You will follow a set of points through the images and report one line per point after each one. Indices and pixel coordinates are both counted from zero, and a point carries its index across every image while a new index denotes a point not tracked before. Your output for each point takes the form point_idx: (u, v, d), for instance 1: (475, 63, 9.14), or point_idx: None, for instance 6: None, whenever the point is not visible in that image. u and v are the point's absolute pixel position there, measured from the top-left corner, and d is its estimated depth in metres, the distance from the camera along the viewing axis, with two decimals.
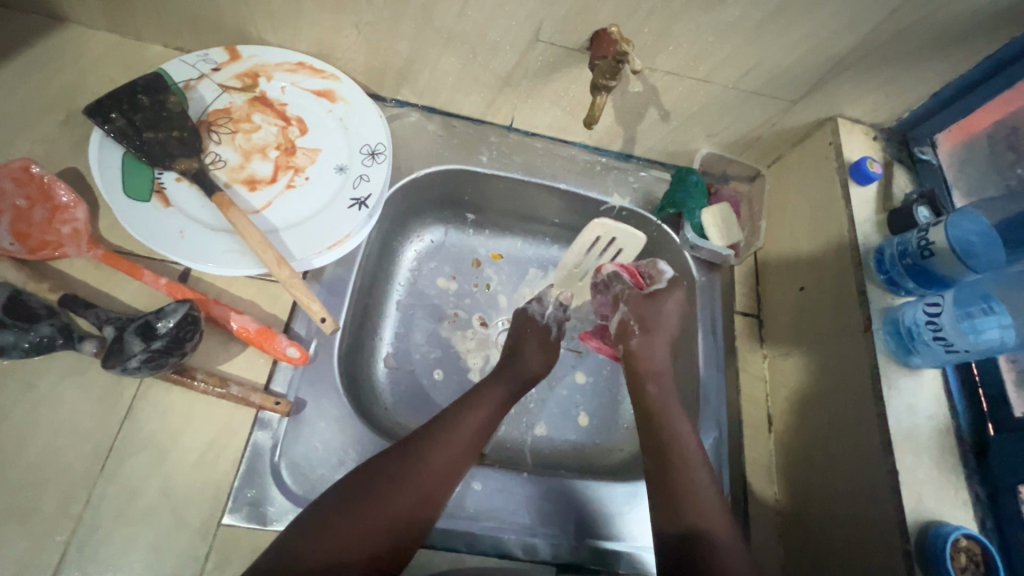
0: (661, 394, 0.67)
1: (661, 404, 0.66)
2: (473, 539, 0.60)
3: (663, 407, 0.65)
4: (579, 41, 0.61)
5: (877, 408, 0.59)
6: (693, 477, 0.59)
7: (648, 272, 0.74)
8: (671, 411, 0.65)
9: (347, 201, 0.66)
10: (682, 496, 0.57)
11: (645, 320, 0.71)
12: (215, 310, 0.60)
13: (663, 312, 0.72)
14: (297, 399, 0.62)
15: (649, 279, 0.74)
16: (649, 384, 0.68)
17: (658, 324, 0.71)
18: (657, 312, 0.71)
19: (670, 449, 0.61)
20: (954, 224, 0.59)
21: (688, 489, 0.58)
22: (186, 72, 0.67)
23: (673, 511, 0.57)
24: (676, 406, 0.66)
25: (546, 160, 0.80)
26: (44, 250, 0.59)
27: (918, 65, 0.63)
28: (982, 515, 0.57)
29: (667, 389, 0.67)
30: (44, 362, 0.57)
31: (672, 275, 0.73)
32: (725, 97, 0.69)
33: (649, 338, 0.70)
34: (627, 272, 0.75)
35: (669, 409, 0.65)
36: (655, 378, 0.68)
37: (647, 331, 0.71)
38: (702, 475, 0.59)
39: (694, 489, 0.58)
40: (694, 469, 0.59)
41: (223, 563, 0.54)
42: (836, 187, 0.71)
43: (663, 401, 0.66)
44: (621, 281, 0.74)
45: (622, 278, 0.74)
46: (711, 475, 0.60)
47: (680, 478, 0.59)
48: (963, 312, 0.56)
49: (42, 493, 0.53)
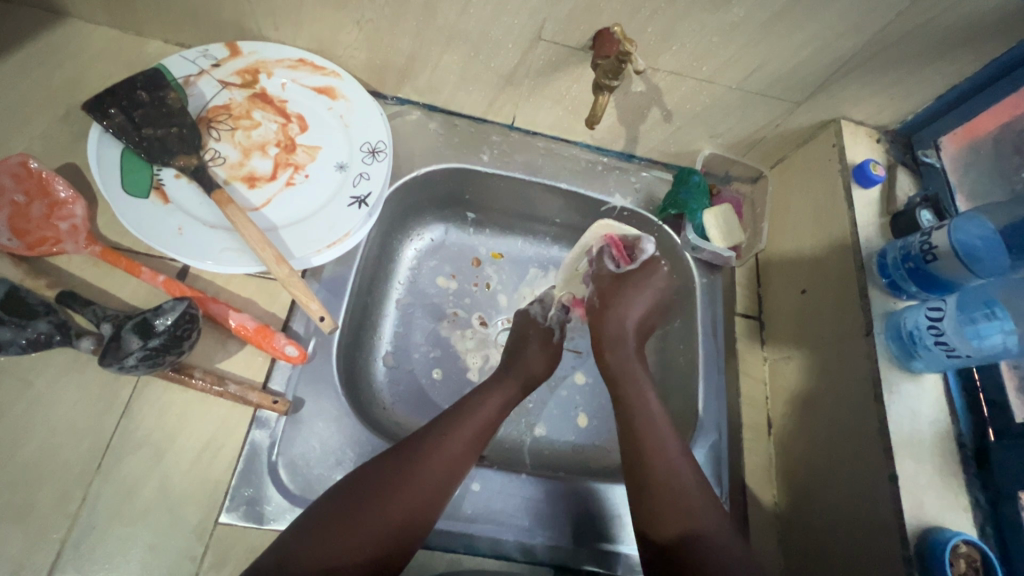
0: (620, 361, 0.68)
1: (618, 370, 0.67)
2: (471, 540, 0.60)
3: (628, 376, 0.66)
4: (582, 40, 0.61)
5: (878, 413, 0.58)
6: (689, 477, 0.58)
7: (631, 244, 0.76)
8: (632, 379, 0.66)
9: (347, 199, 0.66)
10: (665, 499, 0.56)
11: (608, 297, 0.73)
12: (213, 308, 0.60)
13: (632, 282, 0.73)
14: (295, 399, 0.61)
15: (635, 254, 0.76)
16: (606, 351, 0.69)
17: (620, 302, 0.72)
18: (630, 285, 0.72)
19: (648, 447, 0.60)
20: (959, 227, 0.59)
21: (672, 484, 0.57)
22: (185, 68, 0.66)
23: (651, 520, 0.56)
24: (638, 370, 0.67)
25: (548, 159, 0.80)
26: (42, 246, 0.58)
27: (923, 67, 0.62)
28: (982, 522, 0.57)
29: (628, 355, 0.68)
30: (41, 359, 0.57)
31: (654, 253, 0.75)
32: (729, 97, 0.68)
33: (619, 308, 0.71)
34: (614, 246, 0.76)
35: (631, 374, 0.67)
36: (615, 346, 0.69)
37: (611, 302, 0.72)
38: (682, 462, 0.59)
39: (679, 475, 0.58)
40: (672, 461, 0.59)
41: (220, 563, 0.54)
42: (840, 189, 0.70)
43: (622, 366, 0.68)
44: (610, 257, 0.76)
45: (609, 253, 0.76)
46: (694, 481, 0.58)
47: (659, 476, 0.58)
48: (966, 317, 0.55)
49: (39, 490, 0.53)
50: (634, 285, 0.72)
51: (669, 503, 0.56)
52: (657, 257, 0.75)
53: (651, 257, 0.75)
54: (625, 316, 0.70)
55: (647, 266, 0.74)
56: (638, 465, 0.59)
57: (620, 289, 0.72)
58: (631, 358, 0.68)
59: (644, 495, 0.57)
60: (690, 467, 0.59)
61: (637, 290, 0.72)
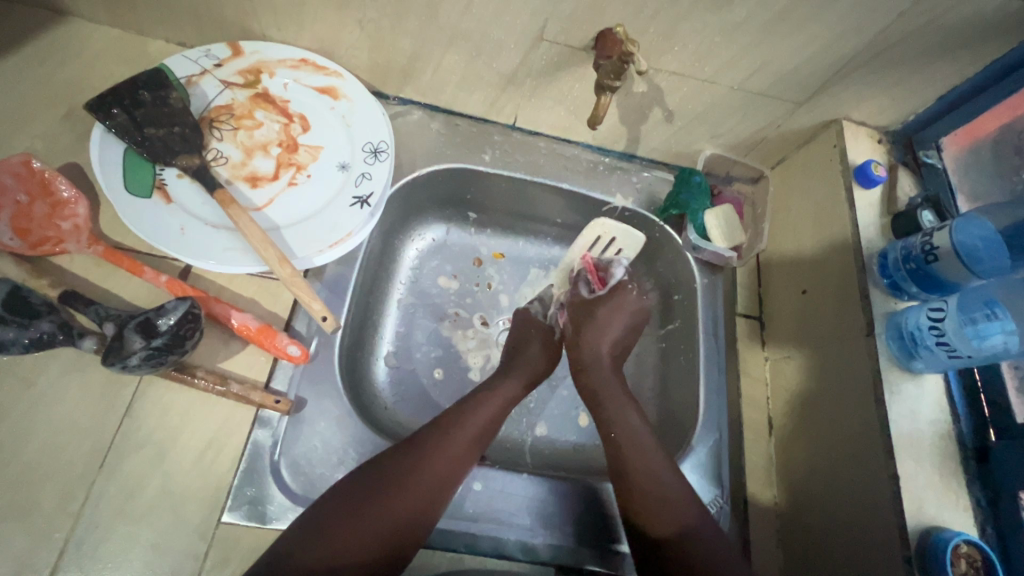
0: (597, 381, 0.68)
1: (595, 390, 0.68)
2: (472, 539, 0.60)
3: (605, 394, 0.67)
4: (584, 40, 0.61)
5: (879, 414, 0.59)
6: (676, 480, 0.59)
7: (604, 268, 0.78)
8: (610, 394, 0.67)
9: (349, 199, 0.66)
10: (657, 506, 0.56)
11: (580, 322, 0.74)
12: (215, 307, 0.60)
13: (602, 308, 0.74)
14: (297, 398, 0.62)
15: (606, 277, 0.77)
16: (582, 375, 0.70)
17: (595, 324, 0.73)
18: (602, 310, 0.74)
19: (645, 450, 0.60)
20: (959, 228, 0.59)
21: (660, 496, 0.57)
22: (188, 68, 0.66)
23: (645, 517, 0.56)
24: (615, 388, 0.67)
25: (549, 159, 0.80)
26: (45, 245, 0.59)
27: (924, 68, 0.63)
28: (982, 521, 0.57)
29: (605, 375, 0.69)
30: (44, 359, 0.57)
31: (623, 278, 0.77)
32: (730, 98, 0.68)
33: (593, 332, 0.72)
34: (589, 270, 0.78)
35: (610, 395, 0.66)
36: (589, 368, 0.70)
37: (585, 327, 0.73)
38: (666, 471, 0.59)
39: (662, 486, 0.58)
40: (658, 464, 0.59)
41: (223, 562, 0.54)
42: (841, 189, 0.71)
43: (598, 387, 0.68)
44: (585, 282, 0.77)
45: (584, 277, 0.78)
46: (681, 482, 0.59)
47: (649, 475, 0.58)
48: (966, 318, 0.56)
49: (42, 490, 0.53)
50: (607, 308, 0.74)
51: (660, 513, 0.56)
52: (625, 281, 0.77)
53: (620, 282, 0.77)
54: (599, 340, 0.71)
55: (616, 291, 0.76)
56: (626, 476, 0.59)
57: (592, 314, 0.74)
58: (608, 379, 0.68)
59: (636, 502, 0.57)
60: (676, 476, 0.59)
61: (609, 313, 0.74)
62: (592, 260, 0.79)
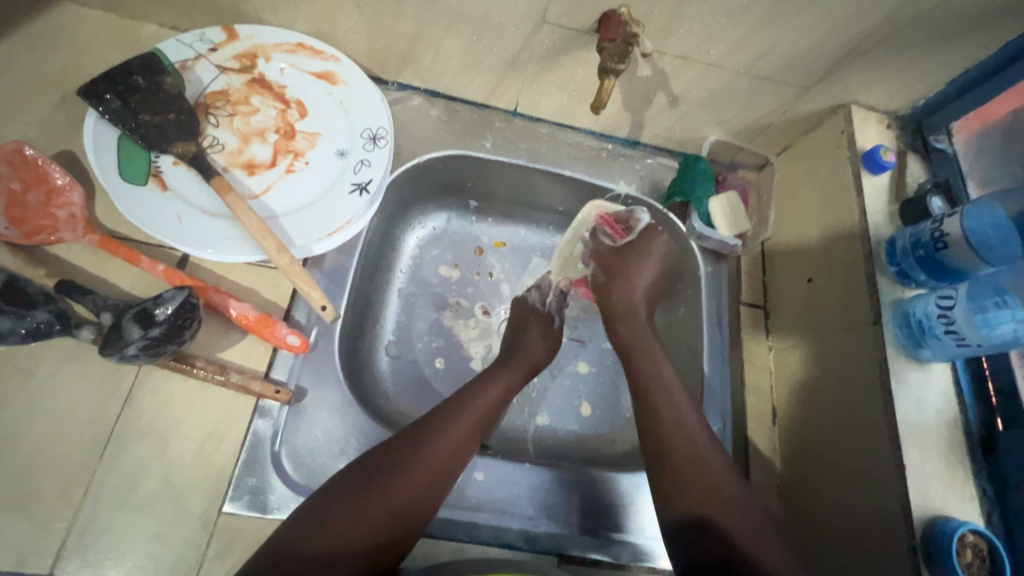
0: (632, 331, 0.70)
1: (630, 341, 0.69)
2: (474, 529, 0.60)
3: (639, 347, 0.68)
4: (587, 23, 0.59)
5: (885, 403, 0.58)
6: (711, 462, 0.57)
7: (624, 218, 0.76)
8: (645, 348, 0.68)
9: (348, 186, 0.65)
10: (675, 485, 0.56)
11: (612, 272, 0.74)
12: (214, 297, 0.59)
13: (632, 254, 0.74)
14: (297, 388, 0.61)
15: (629, 226, 0.76)
16: (619, 325, 0.71)
17: (625, 274, 0.73)
18: (631, 257, 0.74)
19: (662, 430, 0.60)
20: (970, 214, 0.58)
21: (708, 472, 0.56)
22: (182, 52, 0.65)
23: (666, 499, 0.56)
24: (651, 342, 0.69)
25: (551, 146, 0.79)
26: (40, 234, 0.57)
27: (935, 50, 0.61)
28: (989, 510, 0.57)
29: (641, 325, 0.71)
30: (41, 350, 0.56)
31: (649, 220, 0.76)
32: (735, 82, 0.67)
33: (624, 282, 0.73)
34: (605, 224, 0.77)
35: (644, 347, 0.68)
36: (626, 317, 0.71)
37: (616, 278, 0.73)
38: (701, 441, 0.59)
39: (696, 458, 0.57)
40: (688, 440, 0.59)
41: (225, 552, 0.54)
42: (848, 175, 0.69)
43: (635, 336, 0.70)
44: (604, 235, 0.77)
45: (603, 231, 0.77)
46: (719, 458, 0.58)
47: (669, 452, 0.58)
48: (976, 307, 0.54)
49: (43, 480, 0.53)
50: (637, 254, 0.74)
51: (693, 490, 0.55)
52: (654, 225, 0.76)
53: (648, 225, 0.75)
54: (631, 288, 0.73)
55: (646, 233, 0.75)
56: (662, 455, 0.58)
57: (622, 261, 0.74)
58: (641, 328, 0.71)
59: (663, 473, 0.57)
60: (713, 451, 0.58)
61: (643, 257, 0.74)
62: (608, 216, 0.77)
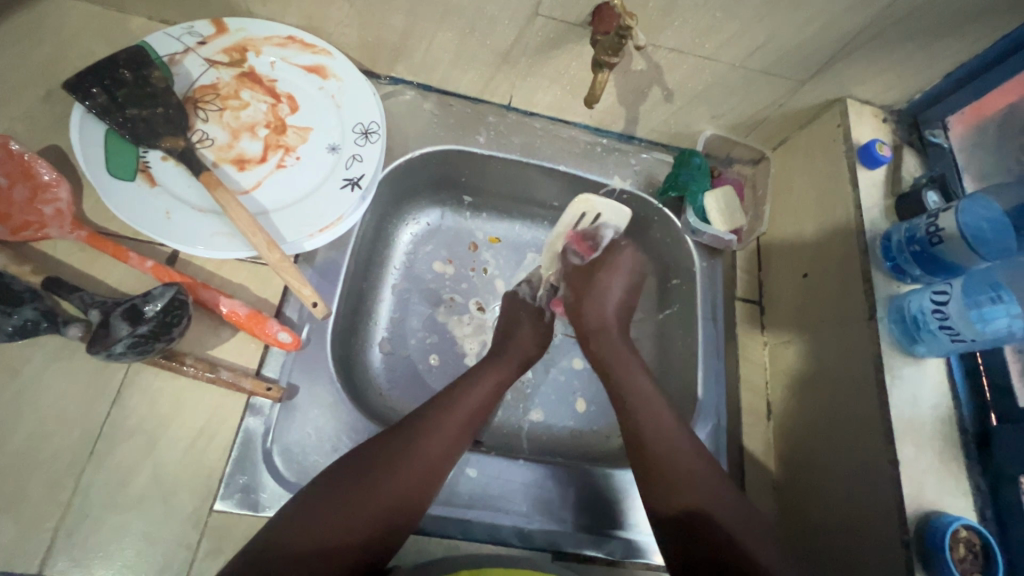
0: (604, 347, 0.70)
1: (608, 357, 0.68)
2: (468, 526, 0.60)
3: (614, 360, 0.68)
4: (581, 16, 0.58)
5: (879, 398, 0.58)
6: (698, 459, 0.57)
7: (591, 234, 0.76)
8: (621, 361, 0.67)
9: (340, 181, 0.64)
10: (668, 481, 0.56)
11: (582, 291, 0.74)
12: (204, 294, 0.58)
13: (600, 274, 0.74)
14: (289, 385, 0.61)
15: (596, 242, 0.76)
16: (591, 343, 0.71)
17: (595, 293, 0.74)
18: (600, 274, 0.74)
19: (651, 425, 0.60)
20: (965, 210, 0.58)
21: (696, 468, 0.56)
22: (170, 46, 0.64)
23: (656, 493, 0.56)
24: (626, 352, 0.69)
25: (545, 141, 0.78)
26: (26, 231, 0.57)
27: (931, 44, 0.61)
28: (982, 505, 0.56)
29: (614, 341, 0.70)
30: (28, 348, 0.56)
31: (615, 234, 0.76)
32: (731, 76, 0.66)
33: (595, 299, 0.73)
34: (575, 241, 0.76)
35: (619, 359, 0.68)
36: (598, 335, 0.71)
37: (586, 294, 0.74)
38: (686, 441, 0.59)
39: (682, 456, 0.57)
40: (674, 437, 0.59)
41: (216, 551, 0.54)
42: (843, 170, 0.69)
43: (609, 352, 0.69)
44: (574, 253, 0.77)
45: (572, 249, 0.77)
46: (704, 456, 0.58)
47: (662, 447, 0.58)
48: (971, 302, 0.54)
49: (31, 479, 0.52)
50: (605, 272, 0.74)
51: (684, 486, 0.55)
52: (617, 240, 0.76)
53: (612, 242, 0.76)
54: (602, 308, 0.73)
55: (610, 250, 0.76)
56: (657, 448, 0.58)
57: (590, 280, 0.74)
58: (615, 343, 0.70)
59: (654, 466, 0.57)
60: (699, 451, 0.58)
61: (610, 273, 0.75)
62: (576, 233, 0.76)
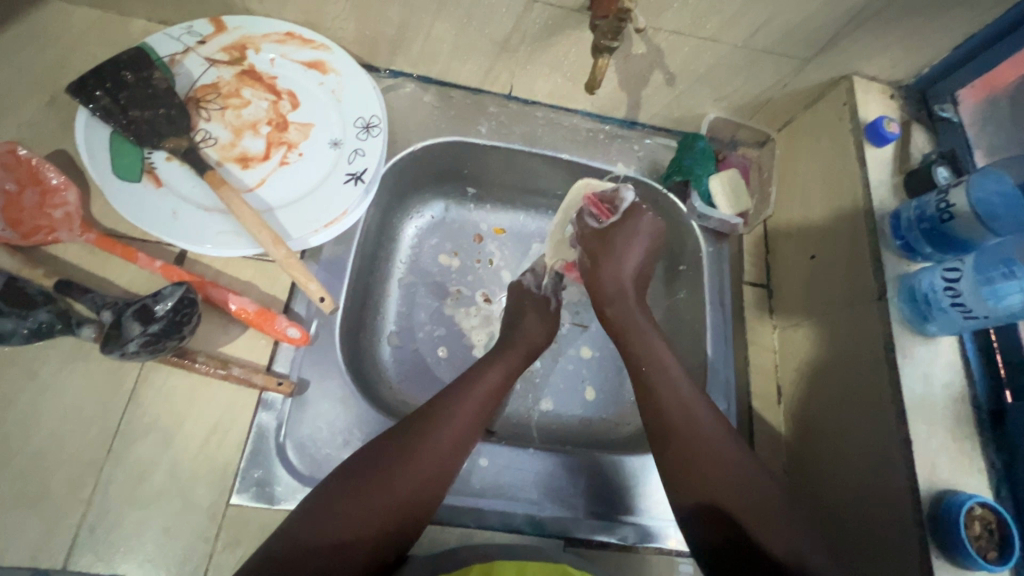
0: (621, 314, 0.69)
1: (621, 322, 0.69)
2: (480, 515, 0.60)
3: (630, 329, 0.68)
4: (578, 2, 0.58)
5: (890, 378, 0.57)
6: (719, 444, 0.56)
7: (609, 198, 0.74)
8: (635, 324, 0.68)
9: (342, 176, 0.65)
10: (679, 469, 0.56)
11: (598, 254, 0.73)
12: (212, 292, 0.59)
13: (619, 238, 0.72)
14: (299, 380, 0.61)
15: (614, 205, 0.74)
16: (608, 309, 0.71)
17: (613, 256, 0.72)
18: (620, 239, 0.72)
19: (666, 416, 0.59)
20: (977, 184, 0.56)
21: (703, 449, 0.56)
22: (171, 46, 0.64)
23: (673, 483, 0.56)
24: (641, 320, 0.68)
25: (547, 129, 0.78)
26: (37, 235, 0.58)
27: (939, 17, 0.59)
28: (997, 483, 0.56)
29: (631, 308, 0.69)
30: (44, 349, 0.57)
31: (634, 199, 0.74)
32: (734, 56, 0.65)
33: (613, 265, 0.72)
34: (592, 205, 0.74)
35: (635, 326, 0.68)
36: (616, 301, 0.70)
37: (603, 262, 0.72)
38: (708, 424, 0.58)
39: (698, 442, 0.56)
40: (693, 421, 0.58)
41: (234, 543, 0.55)
42: (851, 147, 0.68)
43: (625, 318, 0.69)
44: (590, 215, 0.74)
45: (589, 212, 0.74)
46: (725, 437, 0.57)
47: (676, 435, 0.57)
48: (983, 277, 0.53)
49: (52, 477, 0.53)
50: (623, 239, 0.72)
51: (691, 476, 0.55)
52: (637, 204, 0.74)
53: (632, 204, 0.74)
54: (621, 271, 0.71)
55: (631, 214, 0.73)
56: (666, 433, 0.58)
57: (610, 245, 0.72)
58: (632, 310, 0.69)
59: (669, 455, 0.57)
60: (717, 432, 0.57)
61: (630, 239, 0.73)
62: (594, 196, 0.74)
